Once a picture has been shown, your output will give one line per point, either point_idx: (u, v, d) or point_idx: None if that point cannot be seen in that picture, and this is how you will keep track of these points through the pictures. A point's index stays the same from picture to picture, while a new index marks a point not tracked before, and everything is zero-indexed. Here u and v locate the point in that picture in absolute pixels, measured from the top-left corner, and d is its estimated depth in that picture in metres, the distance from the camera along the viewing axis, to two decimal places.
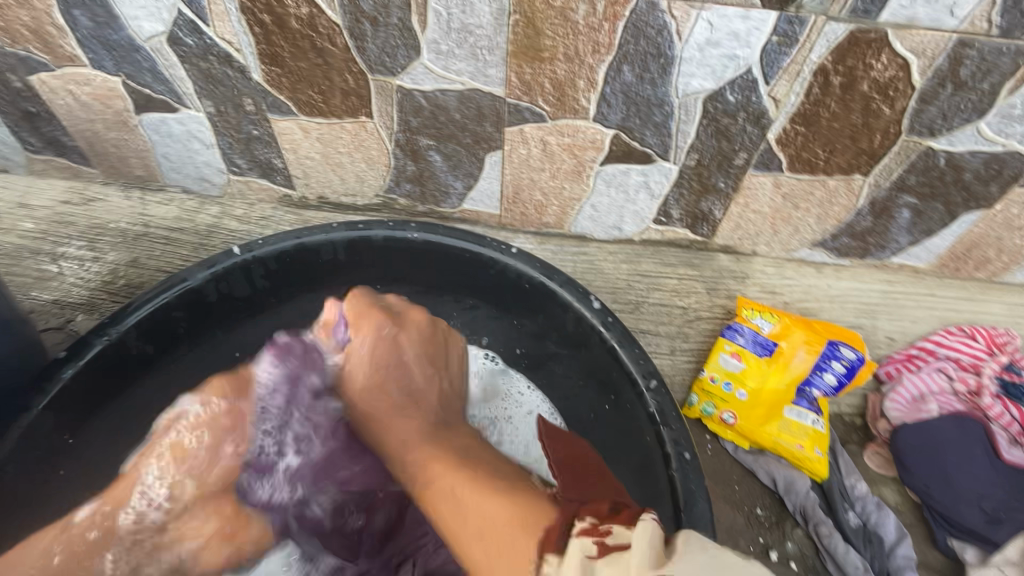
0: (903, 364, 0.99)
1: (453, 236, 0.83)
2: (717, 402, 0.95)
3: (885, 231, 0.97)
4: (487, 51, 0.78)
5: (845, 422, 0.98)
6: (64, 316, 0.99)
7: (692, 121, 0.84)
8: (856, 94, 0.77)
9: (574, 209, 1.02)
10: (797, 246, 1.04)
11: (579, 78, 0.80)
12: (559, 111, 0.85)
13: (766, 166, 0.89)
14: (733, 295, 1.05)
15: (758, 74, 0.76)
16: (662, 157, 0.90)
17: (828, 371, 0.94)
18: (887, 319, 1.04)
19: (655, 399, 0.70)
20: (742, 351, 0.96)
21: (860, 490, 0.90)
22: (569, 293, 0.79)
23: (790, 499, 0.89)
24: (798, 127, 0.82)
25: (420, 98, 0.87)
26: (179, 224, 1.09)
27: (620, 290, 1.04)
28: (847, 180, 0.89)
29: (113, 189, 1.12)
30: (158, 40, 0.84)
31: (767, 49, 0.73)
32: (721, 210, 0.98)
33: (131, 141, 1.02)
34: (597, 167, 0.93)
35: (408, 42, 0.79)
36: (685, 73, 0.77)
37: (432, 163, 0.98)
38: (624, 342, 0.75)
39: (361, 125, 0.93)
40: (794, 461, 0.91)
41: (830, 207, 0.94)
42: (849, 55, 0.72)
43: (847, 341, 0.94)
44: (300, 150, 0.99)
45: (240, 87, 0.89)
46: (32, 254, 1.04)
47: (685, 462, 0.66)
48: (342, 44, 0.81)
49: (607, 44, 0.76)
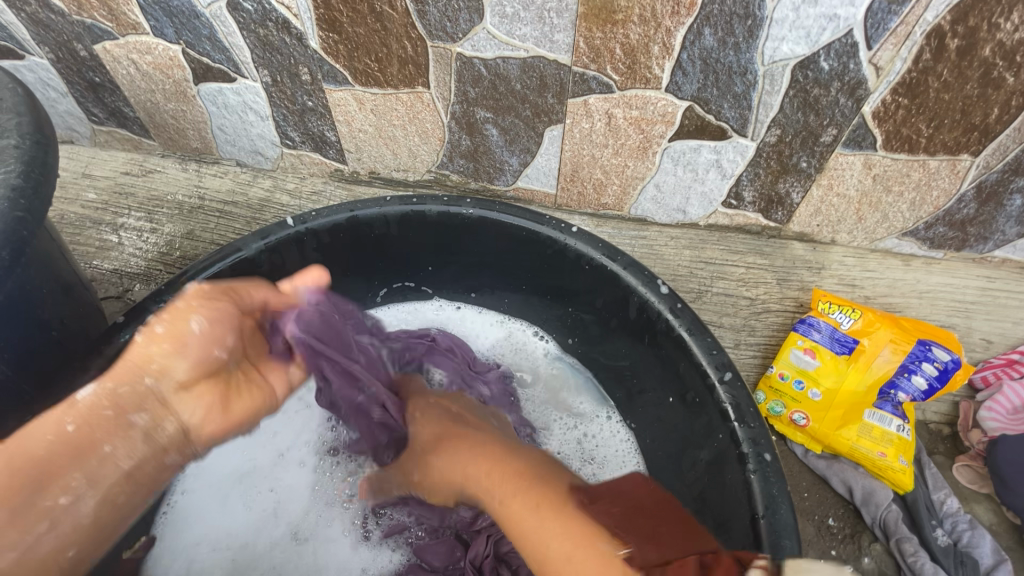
0: (1004, 370, 0.89)
1: (510, 213, 0.79)
2: (787, 402, 0.89)
3: (990, 220, 0.87)
4: (556, 13, 0.73)
5: (931, 431, 0.90)
6: (122, 285, 1.00)
7: (778, 92, 0.76)
8: (975, 60, 0.68)
9: (636, 189, 0.96)
10: (883, 235, 0.94)
11: (654, 43, 0.74)
12: (628, 81, 0.79)
13: (856, 144, 0.81)
14: (807, 286, 0.96)
15: (860, 37, 0.68)
16: (739, 133, 0.82)
17: (917, 373, 0.85)
18: (984, 319, 0.93)
19: (729, 393, 0.64)
20: (817, 347, 0.88)
21: (951, 506, 0.82)
22: (633, 276, 0.74)
23: (869, 511, 0.81)
24: (900, 99, 0.74)
25: (480, 67, 0.82)
26: (233, 197, 1.08)
27: (682, 278, 0.98)
28: (952, 161, 0.80)
29: (170, 161, 1.13)
30: (218, 6, 0.83)
31: (875, 7, 0.65)
32: (800, 193, 0.90)
33: (189, 113, 1.02)
34: (665, 143, 0.87)
35: (471, 4, 0.74)
36: (775, 36, 0.70)
37: (489, 138, 0.94)
38: (695, 332, 0.68)
39: (417, 96, 0.90)
40: (873, 469, 0.83)
41: (928, 192, 0.85)
42: (972, 13, 0.63)
43: (941, 341, 0.84)
44: (354, 123, 0.97)
45: (297, 55, 0.87)
46: (94, 223, 1.06)
47: (765, 464, 0.60)
48: (402, 7, 0.77)
49: (689, 4, 0.69)
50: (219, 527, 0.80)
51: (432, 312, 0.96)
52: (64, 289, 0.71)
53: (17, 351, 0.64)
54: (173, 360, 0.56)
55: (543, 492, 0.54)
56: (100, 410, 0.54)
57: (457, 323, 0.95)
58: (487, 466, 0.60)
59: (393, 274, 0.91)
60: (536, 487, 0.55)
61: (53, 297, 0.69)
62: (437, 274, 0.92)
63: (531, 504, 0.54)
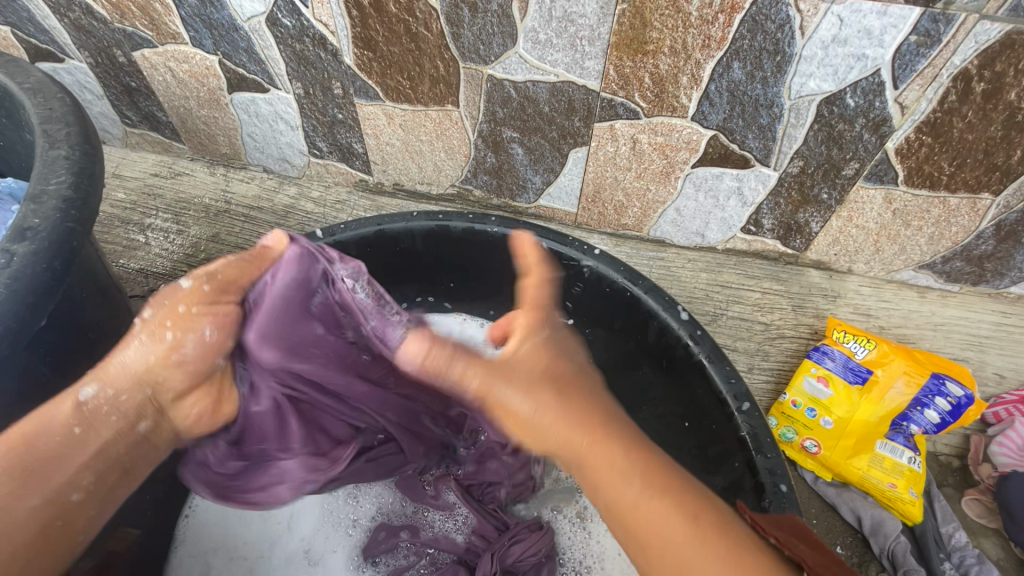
0: (1017, 406, 0.89)
1: (535, 233, 0.81)
2: (799, 428, 0.90)
3: (1008, 257, 0.88)
4: (587, 41, 0.74)
5: (941, 463, 0.90)
6: (148, 285, 1.02)
7: (803, 125, 0.78)
8: (1000, 104, 0.69)
9: (657, 211, 0.97)
10: (900, 267, 0.96)
11: (683, 74, 0.75)
12: (655, 109, 0.80)
13: (878, 178, 0.82)
14: (823, 314, 0.97)
15: (887, 77, 0.69)
16: (762, 162, 0.84)
17: (930, 407, 0.86)
18: (998, 354, 0.94)
19: (747, 423, 0.65)
20: (831, 376, 0.89)
21: (959, 539, 0.82)
22: (653, 301, 0.75)
23: (876, 541, 0.82)
24: (923, 137, 0.75)
25: (509, 89, 0.84)
26: (258, 203, 1.11)
27: (698, 300, 0.99)
28: (972, 199, 0.81)
29: (199, 164, 1.15)
30: (257, 20, 0.85)
31: (904, 49, 0.66)
32: (819, 222, 0.91)
33: (221, 119, 1.05)
34: (688, 169, 0.88)
35: (505, 30, 0.76)
36: (802, 72, 0.71)
37: (514, 156, 0.95)
38: (714, 360, 0.70)
39: (446, 114, 0.91)
40: (883, 500, 0.84)
41: (947, 228, 0.86)
42: (1000, 60, 0.64)
43: (955, 376, 0.85)
44: (382, 136, 0.99)
45: (330, 70, 0.89)
46: (122, 223, 1.08)
47: (781, 495, 0.61)
48: (437, 29, 0.79)
49: (719, 39, 0.70)
50: (230, 539, 0.81)
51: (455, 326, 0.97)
52: (100, 292, 0.73)
53: (57, 353, 0.66)
54: (171, 366, 0.55)
55: (675, 480, 0.48)
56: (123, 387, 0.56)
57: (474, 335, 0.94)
58: (611, 447, 0.48)
59: (416, 287, 0.93)
60: (663, 497, 0.47)
61: (91, 300, 0.71)
62: (457, 287, 0.93)
63: (639, 477, 0.47)
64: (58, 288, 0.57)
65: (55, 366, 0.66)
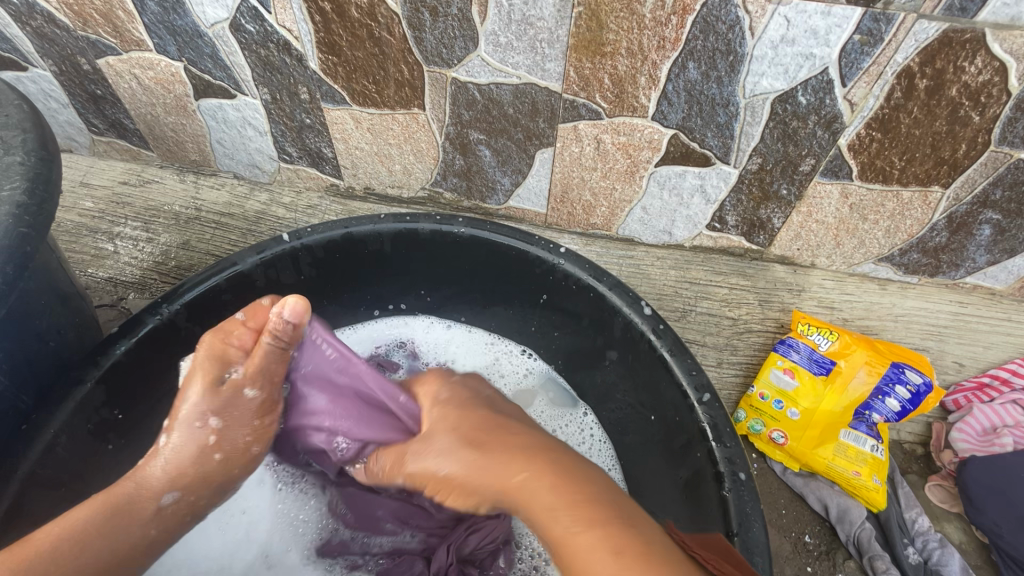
0: (975, 393, 0.92)
1: (501, 233, 0.81)
2: (767, 420, 0.91)
3: (961, 248, 0.91)
4: (547, 44, 0.76)
5: (905, 451, 0.92)
6: (117, 294, 1.01)
7: (758, 123, 0.80)
8: (943, 99, 0.71)
9: (624, 210, 0.99)
10: (861, 260, 0.98)
11: (641, 75, 0.77)
12: (617, 109, 0.82)
13: (834, 174, 0.84)
14: (788, 308, 1.00)
15: (835, 75, 0.71)
16: (723, 160, 0.86)
17: (890, 395, 0.88)
18: (956, 343, 0.97)
19: (707, 413, 0.67)
20: (796, 368, 0.91)
21: (921, 524, 0.84)
22: (618, 297, 0.76)
23: (843, 529, 0.83)
24: (874, 133, 0.77)
25: (474, 92, 0.85)
26: (229, 209, 1.10)
27: (667, 297, 1.00)
28: (924, 192, 0.83)
29: (168, 172, 1.14)
30: (221, 27, 0.85)
31: (849, 48, 0.68)
32: (781, 218, 0.94)
33: (188, 126, 1.05)
34: (652, 167, 0.90)
35: (466, 33, 0.77)
36: (754, 71, 0.73)
37: (481, 158, 0.96)
38: (676, 352, 0.71)
39: (412, 117, 0.92)
40: (849, 488, 0.86)
41: (902, 220, 0.89)
42: (939, 57, 0.67)
43: (914, 364, 0.88)
44: (351, 141, 0.99)
45: (296, 75, 0.90)
46: (90, 232, 1.07)
47: (740, 483, 0.62)
48: (400, 33, 0.80)
49: (673, 40, 0.72)
50: (188, 549, 0.78)
51: (421, 329, 0.97)
52: (60, 300, 0.72)
53: (12, 361, 0.65)
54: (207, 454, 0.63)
55: (606, 510, 0.45)
56: (196, 487, 0.63)
57: (439, 337, 0.97)
58: (534, 479, 0.47)
59: (386, 291, 0.94)
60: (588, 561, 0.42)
61: (50, 307, 0.70)
62: (427, 290, 0.94)
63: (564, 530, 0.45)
64: (10, 294, 0.57)
65: (12, 376, 0.65)
